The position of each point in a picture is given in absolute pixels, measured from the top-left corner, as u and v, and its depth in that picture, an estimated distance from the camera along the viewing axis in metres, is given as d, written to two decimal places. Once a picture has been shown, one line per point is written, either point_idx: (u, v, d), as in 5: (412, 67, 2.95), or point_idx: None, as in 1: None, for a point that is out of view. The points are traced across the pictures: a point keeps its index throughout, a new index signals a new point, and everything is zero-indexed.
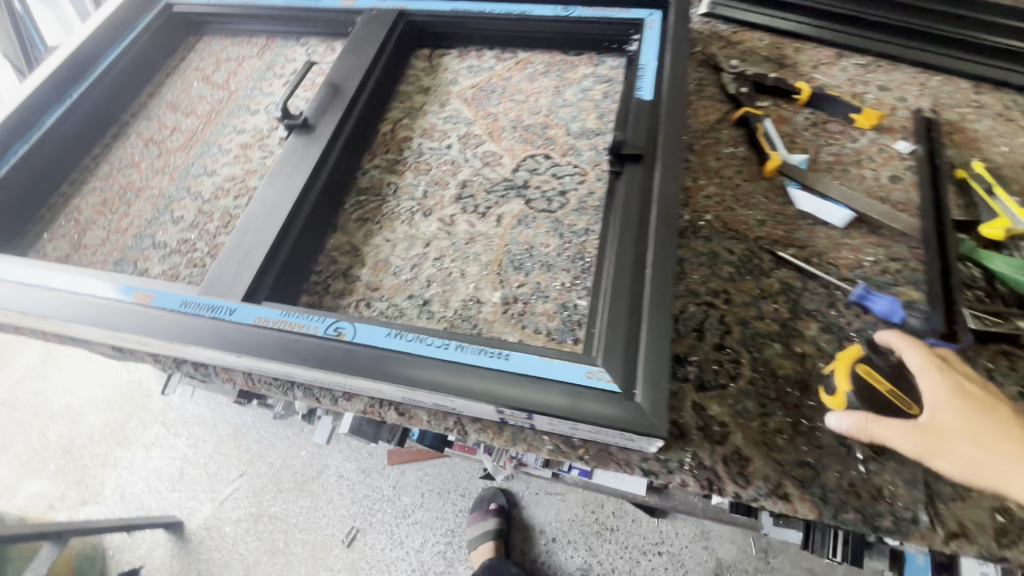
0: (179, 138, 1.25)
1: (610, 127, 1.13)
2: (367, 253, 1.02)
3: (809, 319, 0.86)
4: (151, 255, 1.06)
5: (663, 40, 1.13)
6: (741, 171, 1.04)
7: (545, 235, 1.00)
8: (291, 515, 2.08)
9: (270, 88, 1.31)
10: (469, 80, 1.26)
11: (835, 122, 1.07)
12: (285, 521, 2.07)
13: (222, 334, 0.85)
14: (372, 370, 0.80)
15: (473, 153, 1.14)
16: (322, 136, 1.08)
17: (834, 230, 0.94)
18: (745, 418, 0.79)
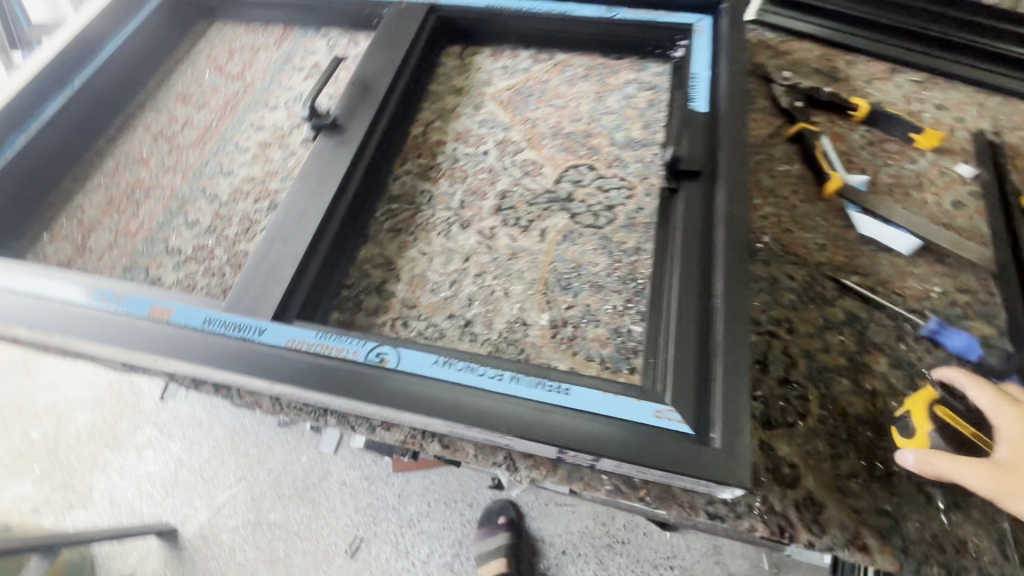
0: (192, 133, 1.16)
1: (656, 138, 1.07)
2: (402, 268, 0.95)
3: (878, 353, 0.82)
4: (164, 262, 0.98)
5: (715, 48, 1.07)
6: (797, 191, 0.99)
7: (593, 253, 0.95)
8: (292, 524, 2.00)
9: (290, 82, 1.23)
10: (504, 81, 1.19)
11: (893, 141, 1.03)
12: (285, 529, 1.99)
13: (252, 358, 0.78)
14: (420, 404, 0.73)
15: (512, 161, 1.07)
16: (353, 138, 1.00)
17: (898, 258, 0.90)
18: (816, 460, 0.74)
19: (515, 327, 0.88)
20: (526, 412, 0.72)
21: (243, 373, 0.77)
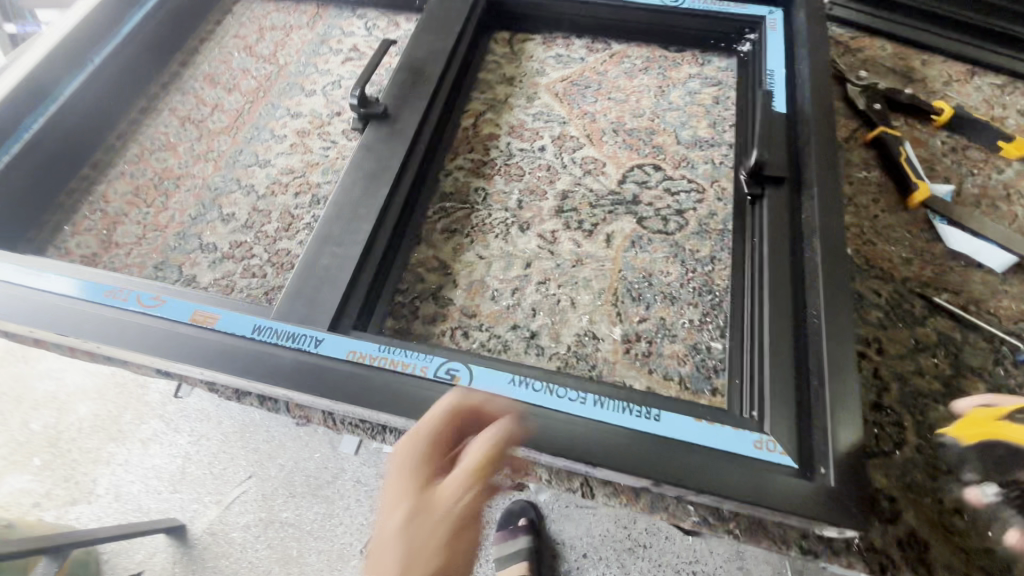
0: (222, 118, 1.07)
1: (725, 137, 1.00)
2: (459, 272, 0.89)
3: (975, 378, 0.77)
4: (198, 259, 0.91)
5: (787, 44, 1.02)
6: (878, 199, 0.93)
7: (664, 261, 0.88)
8: (305, 522, 1.76)
9: (327, 66, 1.14)
10: (558, 72, 1.11)
11: (976, 149, 0.97)
12: (297, 529, 1.75)
13: (309, 372, 0.71)
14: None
15: (571, 158, 1.00)
16: (405, 130, 0.94)
17: (989, 274, 0.85)
18: (916, 493, 0.70)
19: (582, 340, 0.81)
20: (613, 439, 0.66)
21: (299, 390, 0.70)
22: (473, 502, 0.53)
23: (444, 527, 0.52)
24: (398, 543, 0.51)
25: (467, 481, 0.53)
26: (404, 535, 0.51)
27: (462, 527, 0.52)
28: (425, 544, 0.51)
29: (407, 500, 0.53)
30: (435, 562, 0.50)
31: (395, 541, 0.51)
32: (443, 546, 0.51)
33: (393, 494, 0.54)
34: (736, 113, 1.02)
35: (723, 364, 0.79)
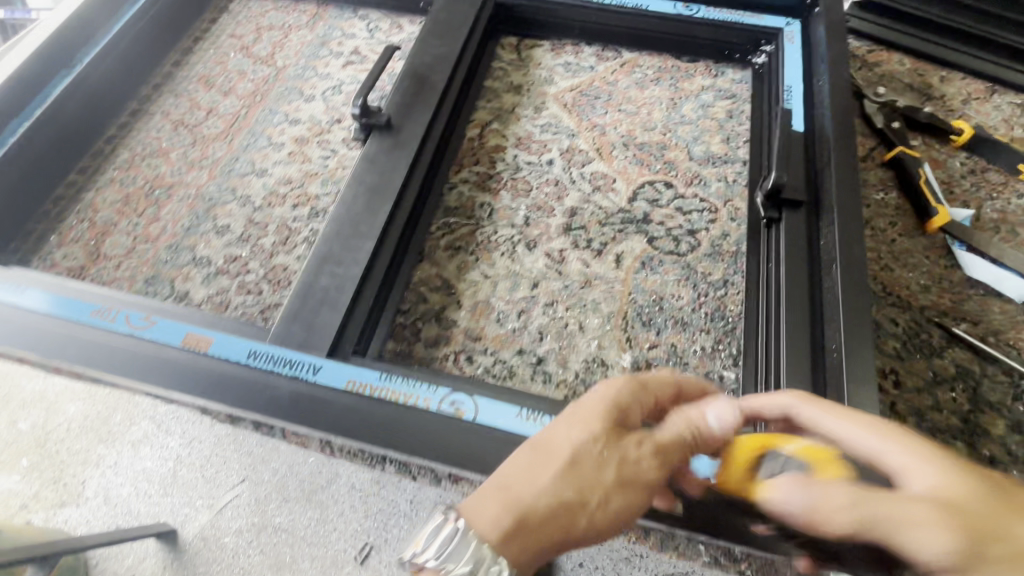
0: (217, 123, 1.03)
1: (739, 153, 0.97)
2: (464, 292, 0.85)
3: (994, 414, 0.75)
4: (191, 274, 0.87)
5: (806, 57, 0.99)
6: (895, 223, 0.90)
7: (676, 284, 0.85)
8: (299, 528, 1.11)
9: (327, 69, 1.10)
10: (567, 80, 1.08)
11: (996, 171, 0.95)
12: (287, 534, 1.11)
13: (306, 402, 0.68)
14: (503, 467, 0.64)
15: (580, 173, 0.97)
16: (410, 142, 0.91)
17: (1009, 304, 0.83)
18: None
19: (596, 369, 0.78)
20: None
21: (294, 421, 0.67)
22: (657, 472, 0.50)
23: (638, 484, 0.50)
24: (570, 453, 0.50)
25: (664, 450, 0.51)
26: (577, 453, 0.50)
27: (646, 493, 0.50)
28: (593, 477, 0.49)
29: (603, 426, 0.51)
30: (605, 513, 0.49)
31: (574, 470, 0.49)
32: (623, 501, 0.49)
33: (586, 411, 0.52)
34: (750, 128, 0.99)
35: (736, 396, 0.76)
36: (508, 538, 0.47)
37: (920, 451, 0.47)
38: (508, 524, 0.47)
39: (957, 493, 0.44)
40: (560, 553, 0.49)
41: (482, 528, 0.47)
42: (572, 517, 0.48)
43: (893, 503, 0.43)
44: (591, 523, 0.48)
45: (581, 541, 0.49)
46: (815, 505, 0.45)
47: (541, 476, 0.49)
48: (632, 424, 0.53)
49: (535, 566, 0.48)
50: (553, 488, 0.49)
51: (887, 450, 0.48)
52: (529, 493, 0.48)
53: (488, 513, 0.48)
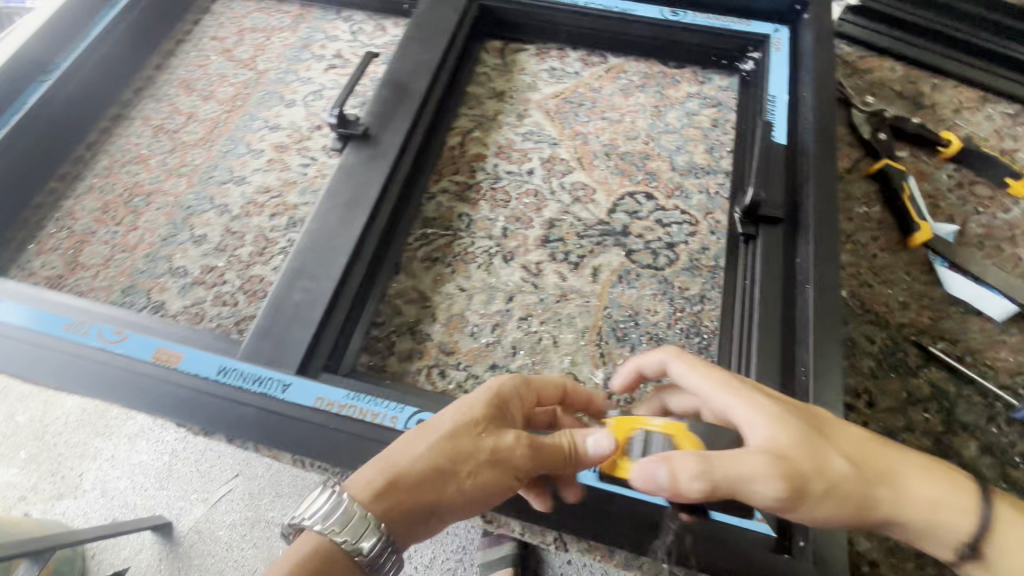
0: (197, 130, 1.03)
1: (722, 164, 0.96)
2: (439, 305, 0.85)
3: (967, 436, 0.74)
4: (168, 284, 0.87)
5: (793, 66, 0.97)
6: (877, 238, 0.89)
7: (652, 298, 0.85)
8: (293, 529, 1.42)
9: (309, 73, 1.09)
10: (551, 87, 1.06)
11: (984, 184, 0.93)
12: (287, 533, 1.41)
13: (274, 421, 0.69)
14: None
15: (561, 183, 0.96)
16: (387, 151, 0.90)
17: (989, 323, 0.82)
18: (900, 557, 0.68)
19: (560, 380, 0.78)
20: (584, 497, 0.65)
21: (264, 441, 0.69)
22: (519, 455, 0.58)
23: (504, 464, 0.57)
24: (446, 430, 0.57)
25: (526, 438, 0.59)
26: (453, 429, 0.57)
27: (507, 467, 0.57)
28: (460, 449, 0.56)
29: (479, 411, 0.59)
30: (466, 479, 0.56)
31: (446, 445, 0.57)
32: (483, 469, 0.56)
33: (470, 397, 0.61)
34: (735, 138, 0.98)
35: None
36: (386, 501, 0.54)
37: (756, 404, 0.55)
38: (387, 489, 0.54)
39: (780, 440, 0.53)
40: (429, 518, 0.56)
41: (365, 494, 0.54)
42: (440, 484, 0.55)
43: (738, 460, 0.52)
44: (452, 487, 0.55)
45: (448, 507, 0.56)
46: (675, 477, 0.52)
47: (419, 450, 0.56)
48: (503, 410, 0.61)
49: (412, 529, 0.55)
50: (429, 457, 0.56)
51: (734, 405, 0.56)
52: (405, 466, 0.55)
53: (379, 481, 0.55)
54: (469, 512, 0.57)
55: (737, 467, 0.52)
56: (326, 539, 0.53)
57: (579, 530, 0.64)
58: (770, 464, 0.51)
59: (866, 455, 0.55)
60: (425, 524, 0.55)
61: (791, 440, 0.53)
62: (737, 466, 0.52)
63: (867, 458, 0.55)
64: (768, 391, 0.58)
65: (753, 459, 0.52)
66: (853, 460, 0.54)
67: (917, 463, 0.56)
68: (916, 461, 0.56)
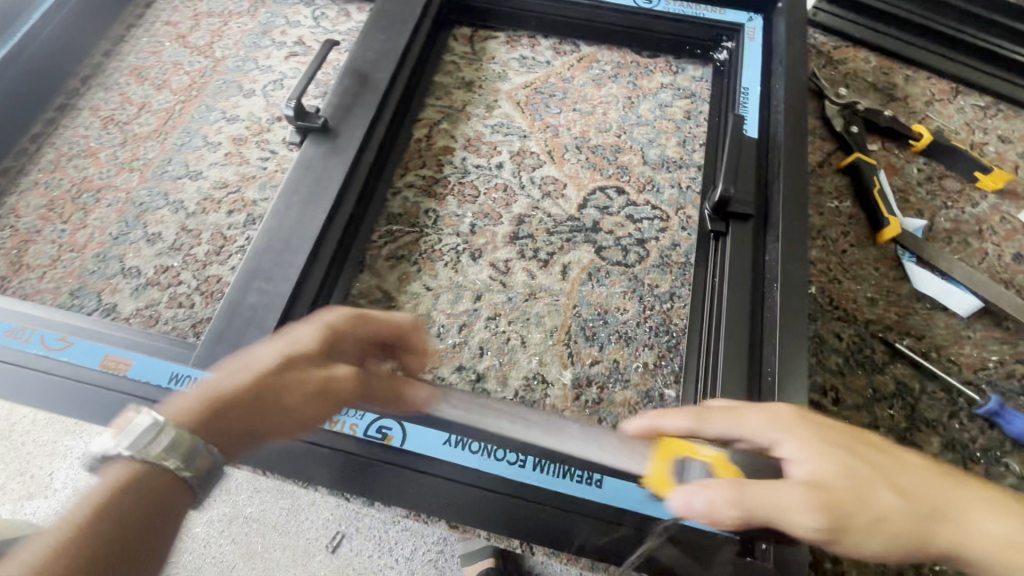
0: (150, 121, 0.98)
1: (694, 157, 0.94)
2: (404, 305, 0.83)
3: (930, 432, 0.75)
4: (119, 286, 0.83)
5: (767, 57, 0.96)
6: (847, 233, 0.89)
7: (622, 296, 0.83)
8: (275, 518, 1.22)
9: (269, 61, 1.04)
10: (521, 77, 1.03)
11: (953, 178, 0.93)
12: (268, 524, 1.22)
13: None
14: (426, 501, 0.65)
15: (530, 178, 0.93)
16: (349, 145, 0.87)
17: (954, 319, 0.82)
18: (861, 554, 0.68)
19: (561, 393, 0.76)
20: (548, 506, 0.64)
21: None
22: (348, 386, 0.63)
23: (326, 394, 0.62)
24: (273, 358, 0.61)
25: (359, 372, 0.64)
26: (280, 359, 0.61)
27: (303, 358, 0.62)
28: (282, 379, 0.60)
29: (312, 344, 0.63)
30: (263, 374, 0.60)
31: (251, 356, 0.61)
32: (277, 360, 0.61)
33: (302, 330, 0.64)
34: (707, 131, 0.96)
35: None
36: (189, 411, 0.56)
37: (800, 436, 0.52)
38: (196, 400, 0.57)
39: (824, 472, 0.50)
40: (231, 426, 0.57)
41: (174, 413, 0.55)
42: (239, 388, 0.58)
43: (775, 488, 0.49)
44: (244, 384, 0.58)
45: (245, 409, 0.58)
46: (709, 506, 0.50)
47: (233, 369, 0.60)
48: (324, 344, 0.64)
49: (220, 439, 0.56)
50: (234, 368, 0.60)
51: (780, 440, 0.53)
52: (212, 382, 0.59)
53: (188, 399, 0.57)
54: (271, 416, 0.59)
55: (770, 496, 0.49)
56: (145, 463, 0.51)
57: (543, 540, 0.63)
58: (807, 496, 0.48)
59: (924, 488, 0.51)
60: (229, 435, 0.56)
61: (836, 473, 0.50)
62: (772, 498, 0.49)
63: (924, 491, 0.51)
64: (813, 417, 0.55)
65: (784, 490, 0.49)
66: (902, 491, 0.50)
67: (983, 501, 0.51)
68: (980, 495, 0.51)
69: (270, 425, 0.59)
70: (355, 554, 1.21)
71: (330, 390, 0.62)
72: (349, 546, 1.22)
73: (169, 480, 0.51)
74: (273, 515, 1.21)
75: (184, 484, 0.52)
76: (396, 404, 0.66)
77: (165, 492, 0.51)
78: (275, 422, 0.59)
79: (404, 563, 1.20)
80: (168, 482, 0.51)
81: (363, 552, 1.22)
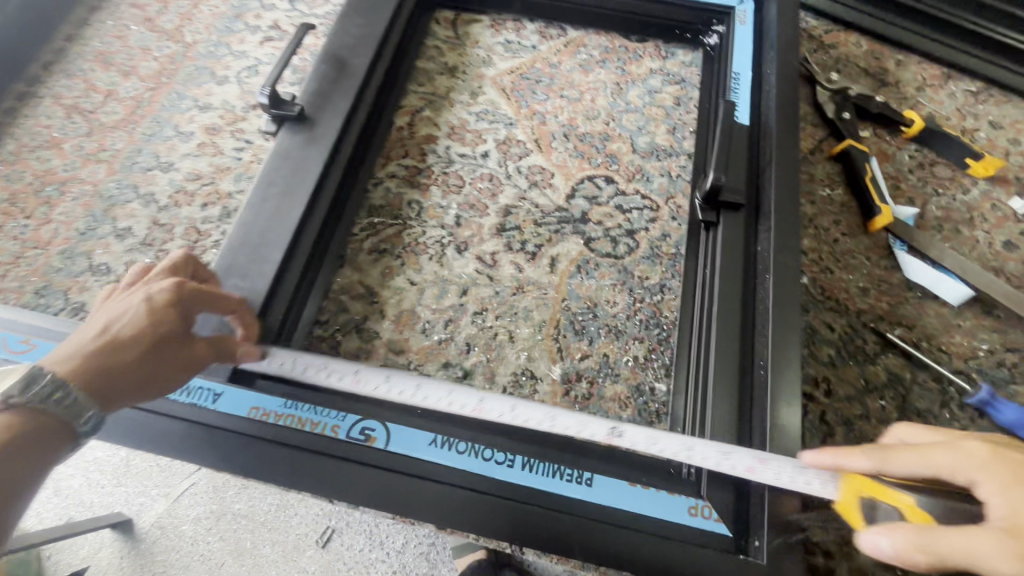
0: (117, 109, 0.94)
1: (684, 145, 0.92)
2: (387, 301, 0.80)
3: (921, 422, 0.74)
4: (88, 283, 0.80)
5: (757, 41, 0.93)
6: (839, 221, 0.87)
7: (611, 289, 0.81)
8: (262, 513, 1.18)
9: (243, 46, 1.00)
10: (506, 62, 1.00)
11: (944, 165, 0.92)
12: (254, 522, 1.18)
13: (203, 434, 0.64)
14: (408, 505, 0.62)
15: (517, 167, 0.90)
16: (327, 134, 0.83)
17: (945, 308, 0.82)
18: (853, 547, 0.68)
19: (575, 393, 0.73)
20: (537, 507, 0.62)
21: (190, 458, 0.64)
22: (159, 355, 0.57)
23: (169, 356, 0.58)
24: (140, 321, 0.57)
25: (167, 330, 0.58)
26: (148, 322, 0.57)
27: (171, 321, 0.59)
28: (142, 343, 0.56)
29: (155, 300, 0.58)
30: (132, 330, 0.56)
31: (106, 312, 0.58)
32: (145, 319, 0.57)
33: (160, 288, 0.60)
34: (697, 117, 0.94)
35: (665, 408, 0.74)
36: (74, 361, 0.53)
37: (995, 474, 0.47)
38: (74, 352, 0.54)
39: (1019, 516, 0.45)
40: (104, 381, 0.54)
41: (59, 364, 0.52)
42: (106, 340, 0.55)
43: (967, 535, 0.45)
44: (126, 337, 0.56)
45: (115, 364, 0.55)
46: (896, 550, 0.48)
47: (92, 324, 0.57)
48: (185, 296, 0.60)
49: (90, 389, 0.53)
50: (97, 321, 0.57)
51: (977, 480, 0.48)
52: (83, 336, 0.55)
53: (67, 350, 0.54)
54: (136, 375, 0.56)
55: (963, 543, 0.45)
56: (36, 411, 0.50)
57: (534, 543, 0.60)
58: (1008, 543, 0.44)
59: None
60: (100, 388, 0.53)
61: None
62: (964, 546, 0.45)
63: None
64: (1007, 452, 0.49)
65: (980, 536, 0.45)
66: None
67: None
68: None
69: (138, 384, 0.56)
70: (347, 548, 1.16)
71: (207, 346, 0.62)
72: (340, 540, 1.16)
73: (56, 426, 0.51)
74: (262, 511, 1.18)
75: (68, 430, 0.51)
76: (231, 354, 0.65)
77: (53, 437, 0.51)
78: (146, 381, 0.57)
79: (395, 556, 1.16)
80: (54, 427, 0.51)
81: (354, 546, 1.16)
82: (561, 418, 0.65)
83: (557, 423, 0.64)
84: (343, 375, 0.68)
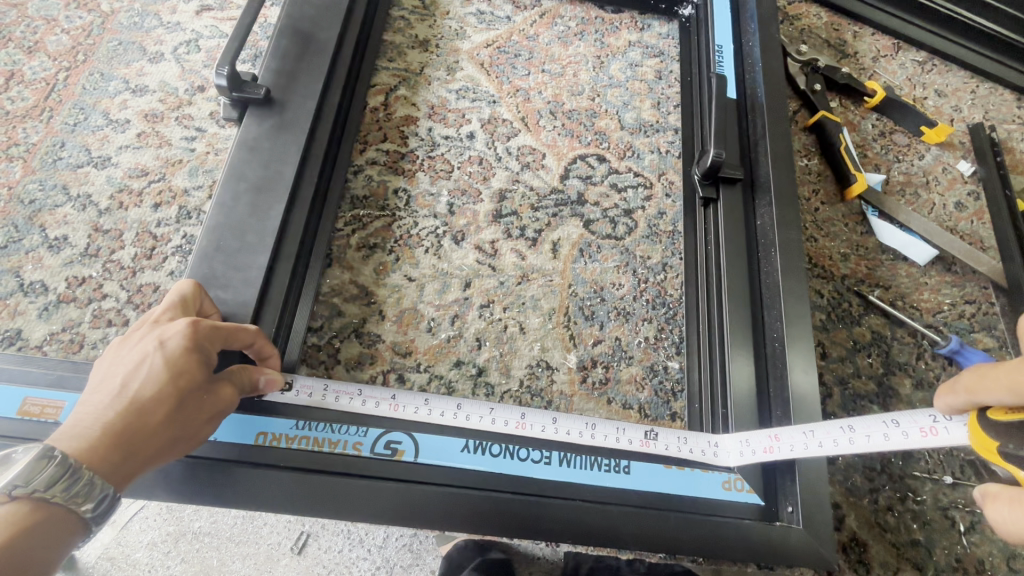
0: (26, 95, 0.79)
1: (671, 119, 0.91)
2: (385, 300, 0.74)
3: (902, 374, 0.81)
4: (21, 307, 0.67)
5: (735, 12, 0.94)
6: (817, 191, 0.92)
7: (615, 271, 0.80)
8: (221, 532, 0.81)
9: (175, 15, 0.86)
10: (481, 34, 0.94)
11: (902, 133, 0.98)
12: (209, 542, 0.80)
13: (209, 472, 0.57)
14: (451, 517, 0.59)
15: (506, 148, 0.86)
16: (299, 119, 0.74)
17: (913, 267, 0.88)
18: (856, 496, 0.74)
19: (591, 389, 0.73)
20: (583, 501, 0.62)
21: (198, 500, 0.57)
22: (186, 408, 0.51)
23: (196, 409, 0.52)
24: (160, 375, 0.50)
25: (193, 377, 0.51)
26: (169, 372, 0.50)
27: (192, 370, 0.51)
28: (161, 400, 0.49)
29: (173, 347, 0.51)
30: (150, 388, 0.49)
31: (117, 366, 0.50)
32: (164, 373, 0.50)
33: (177, 332, 0.52)
34: (679, 90, 0.93)
35: (681, 386, 0.74)
36: (92, 436, 0.46)
37: None
38: (88, 423, 0.47)
39: None
40: (130, 452, 0.48)
41: (74, 441, 0.46)
42: (124, 402, 0.48)
43: None
44: (144, 398, 0.49)
45: (138, 432, 0.48)
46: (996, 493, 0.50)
47: (105, 382, 0.49)
48: (207, 336, 0.53)
49: (112, 466, 0.46)
50: (109, 380, 0.49)
51: None
52: (95, 401, 0.48)
53: (78, 423, 0.47)
54: (162, 440, 0.49)
55: (941, 394, 0.57)
56: (43, 500, 0.44)
57: (587, 539, 0.60)
58: None
59: None
60: (125, 461, 0.47)
61: None
62: (945, 398, 0.56)
63: None
64: None
65: (962, 376, 0.54)
66: None
67: None
68: None
69: (166, 447, 0.50)
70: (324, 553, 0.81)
71: (232, 387, 0.55)
72: (317, 544, 0.82)
73: (65, 514, 0.45)
74: (228, 521, 0.82)
75: (78, 519, 0.45)
76: (256, 387, 0.58)
77: (56, 526, 0.45)
78: (173, 442, 0.50)
79: (379, 552, 0.82)
80: (62, 515, 0.45)
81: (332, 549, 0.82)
82: (600, 426, 0.66)
83: (597, 431, 0.65)
84: (379, 402, 0.64)
